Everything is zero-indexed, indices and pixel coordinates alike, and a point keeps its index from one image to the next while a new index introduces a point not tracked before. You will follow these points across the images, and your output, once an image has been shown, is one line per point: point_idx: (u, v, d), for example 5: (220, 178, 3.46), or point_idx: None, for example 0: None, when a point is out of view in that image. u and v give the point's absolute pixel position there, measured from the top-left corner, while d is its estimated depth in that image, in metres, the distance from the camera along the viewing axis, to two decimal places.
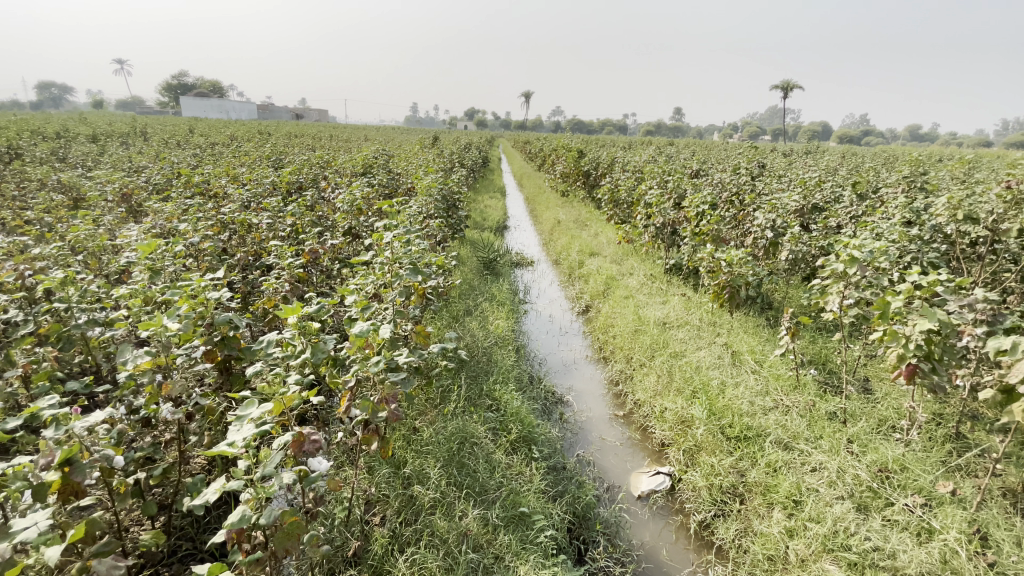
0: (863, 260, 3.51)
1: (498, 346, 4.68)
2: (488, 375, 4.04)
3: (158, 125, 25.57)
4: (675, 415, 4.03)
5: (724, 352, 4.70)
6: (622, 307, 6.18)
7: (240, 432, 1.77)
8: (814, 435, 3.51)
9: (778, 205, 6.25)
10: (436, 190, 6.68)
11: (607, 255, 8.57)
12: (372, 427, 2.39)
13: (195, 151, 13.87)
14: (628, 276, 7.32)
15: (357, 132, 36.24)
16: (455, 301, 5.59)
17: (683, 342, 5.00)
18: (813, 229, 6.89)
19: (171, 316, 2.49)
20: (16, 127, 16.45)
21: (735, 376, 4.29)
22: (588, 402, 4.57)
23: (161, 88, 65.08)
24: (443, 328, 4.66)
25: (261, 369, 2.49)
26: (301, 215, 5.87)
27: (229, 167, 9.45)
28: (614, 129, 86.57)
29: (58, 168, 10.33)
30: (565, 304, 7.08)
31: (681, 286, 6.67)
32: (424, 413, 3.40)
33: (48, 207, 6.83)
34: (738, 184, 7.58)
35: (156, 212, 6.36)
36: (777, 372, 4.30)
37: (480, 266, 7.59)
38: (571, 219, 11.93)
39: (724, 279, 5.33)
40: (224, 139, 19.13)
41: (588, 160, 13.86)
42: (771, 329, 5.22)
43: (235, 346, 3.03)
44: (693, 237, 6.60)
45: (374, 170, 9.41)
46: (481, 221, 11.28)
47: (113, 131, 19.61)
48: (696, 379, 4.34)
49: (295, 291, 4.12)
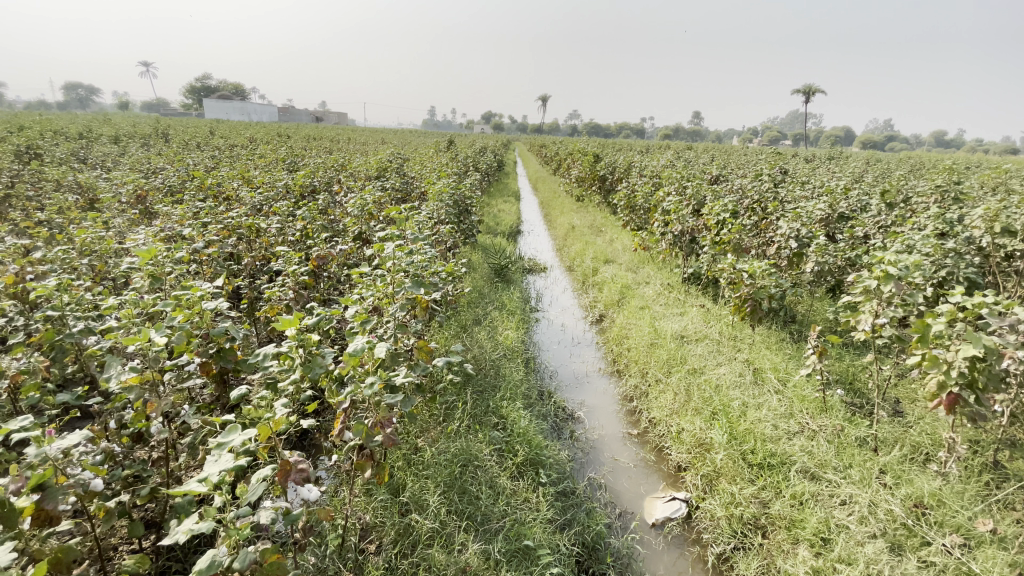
0: (900, 277, 3.23)
1: (506, 358, 4.50)
2: (495, 391, 3.86)
3: (179, 127, 25.99)
4: (693, 437, 3.80)
5: (745, 370, 4.46)
6: (637, 318, 5.96)
7: (218, 462, 1.64)
8: (844, 464, 3.26)
9: (802, 214, 5.97)
10: (446, 196, 6.54)
11: (622, 263, 8.35)
12: (366, 452, 2.23)
13: (212, 153, 14.05)
14: (644, 285, 7.09)
15: (374, 135, 36.49)
16: (463, 310, 5.43)
17: (702, 358, 4.76)
18: (839, 239, 6.58)
19: (159, 330, 2.38)
20: (41, 129, 16.79)
21: (757, 397, 4.04)
22: (600, 419, 4.37)
23: (185, 91, 66.51)
24: (450, 339, 4.50)
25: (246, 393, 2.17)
26: (310, 219, 5.77)
27: (243, 170, 9.45)
28: (631, 133, 85.97)
29: (78, 169, 10.45)
30: (577, 313, 6.88)
31: (699, 297, 6.42)
32: (426, 431, 3.24)
33: (62, 209, 6.86)
34: (760, 192, 7.31)
35: (168, 215, 6.33)
36: (802, 393, 4.06)
37: (491, 273, 7.43)
38: (585, 224, 11.72)
39: (745, 292, 5.07)
40: (243, 142, 19.40)
41: (603, 164, 13.64)
42: (795, 345, 4.96)
43: (230, 359, 2.92)
44: (713, 246, 6.36)
45: (387, 174, 9.33)
46: (494, 226, 11.14)
47: (135, 133, 19.97)
48: (716, 398, 4.11)
49: (299, 300, 4.00)
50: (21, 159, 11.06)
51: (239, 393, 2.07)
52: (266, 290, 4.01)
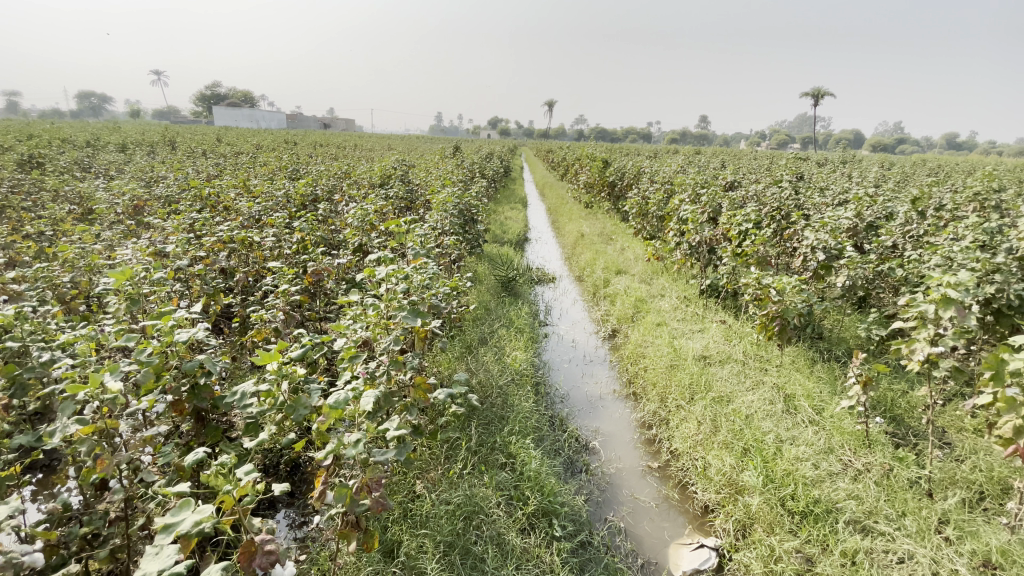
0: (961, 301, 2.98)
1: (515, 383, 4.15)
2: (502, 423, 3.52)
3: (188, 134, 26.02)
4: (721, 475, 3.43)
5: (776, 398, 4.08)
6: (653, 335, 5.59)
7: (158, 560, 1.34)
8: (896, 512, 2.89)
9: (831, 224, 5.57)
10: (451, 205, 6.20)
11: (635, 274, 7.97)
12: (351, 519, 1.90)
13: (217, 160, 13.92)
14: (659, 299, 6.70)
15: (380, 141, 36.55)
16: (468, 328, 5.08)
17: (726, 382, 4.37)
18: (868, 250, 6.17)
19: (114, 372, 2.05)
20: (49, 137, 16.82)
21: (791, 430, 3.67)
22: (616, 449, 4.01)
23: (195, 99, 67.13)
24: (454, 364, 4.17)
25: (202, 459, 1.86)
26: (308, 231, 5.48)
27: (244, 178, 9.21)
28: (638, 137, 85.64)
29: (79, 178, 10.29)
30: (588, 327, 6.53)
31: (719, 312, 6.03)
32: (426, 473, 2.91)
33: (54, 221, 6.63)
34: (781, 199, 6.92)
35: (162, 228, 6.07)
36: (841, 425, 3.69)
37: (497, 285, 7.09)
38: (595, 232, 11.36)
39: (773, 310, 4.67)
40: (248, 148, 19.29)
41: (613, 170, 13.28)
42: (827, 368, 4.57)
43: (206, 398, 2.60)
44: (734, 258, 5.97)
45: (391, 181, 9.06)
46: (501, 234, 10.83)
47: (144, 141, 19.98)
48: (745, 430, 3.73)
49: (289, 322, 3.69)
50: (26, 168, 10.96)
51: (196, 456, 1.83)
52: (254, 312, 3.71)
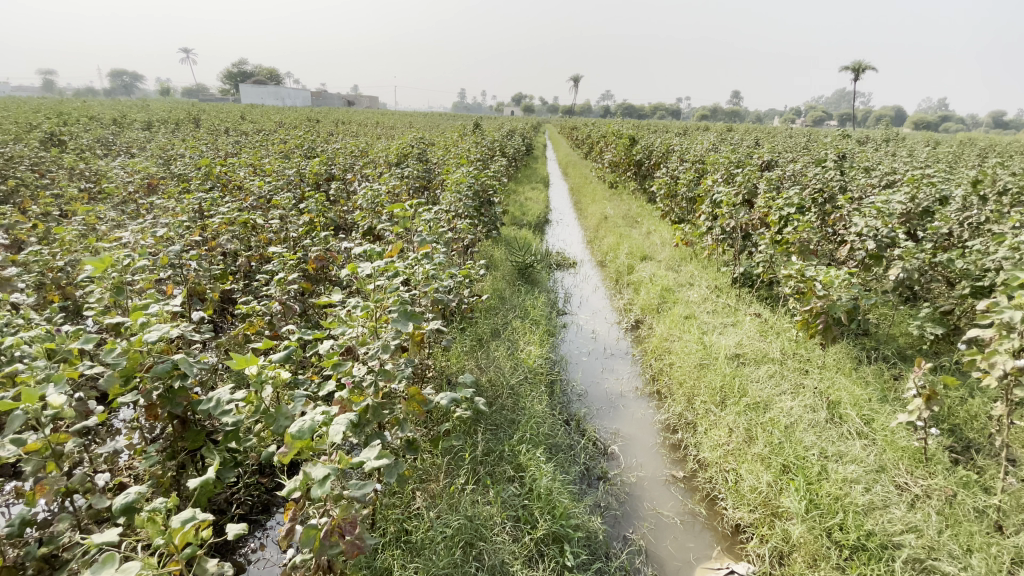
0: None
1: (528, 381, 3.84)
2: (512, 428, 3.22)
3: (213, 112, 26.09)
4: (756, 493, 3.07)
5: (819, 405, 3.67)
6: (680, 328, 5.19)
7: None
8: (961, 549, 2.51)
9: (884, 209, 5.01)
10: (465, 187, 5.84)
11: (661, 260, 7.49)
12: (323, 563, 1.64)
13: (237, 139, 13.79)
14: (688, 288, 6.25)
15: (402, 118, 36.16)
16: (480, 319, 4.77)
17: (762, 385, 3.95)
18: (923, 237, 5.58)
19: (58, 385, 1.83)
20: (77, 114, 17.00)
21: (837, 444, 3.27)
22: (637, 455, 3.67)
23: (222, 78, 67.67)
24: (464, 360, 3.87)
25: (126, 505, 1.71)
26: (315, 213, 5.20)
27: (258, 157, 8.99)
28: (666, 115, 83.00)
29: (99, 156, 10.26)
30: (609, 317, 6.17)
31: (753, 304, 5.57)
32: (425, 487, 2.64)
33: (66, 201, 6.52)
34: (825, 180, 6.32)
35: (169, 209, 5.89)
36: (894, 440, 3.28)
37: (514, 271, 6.75)
38: (619, 214, 10.85)
39: (817, 306, 4.20)
40: (270, 126, 19.18)
41: (640, 148, 12.66)
42: (875, 371, 4.12)
43: (182, 402, 2.38)
44: (772, 245, 5.46)
45: (407, 160, 8.72)
46: (521, 216, 10.43)
47: (169, 118, 20.02)
48: (784, 443, 3.34)
49: (286, 315, 3.44)
50: (50, 147, 11.01)
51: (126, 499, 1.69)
52: (248, 303, 3.47)
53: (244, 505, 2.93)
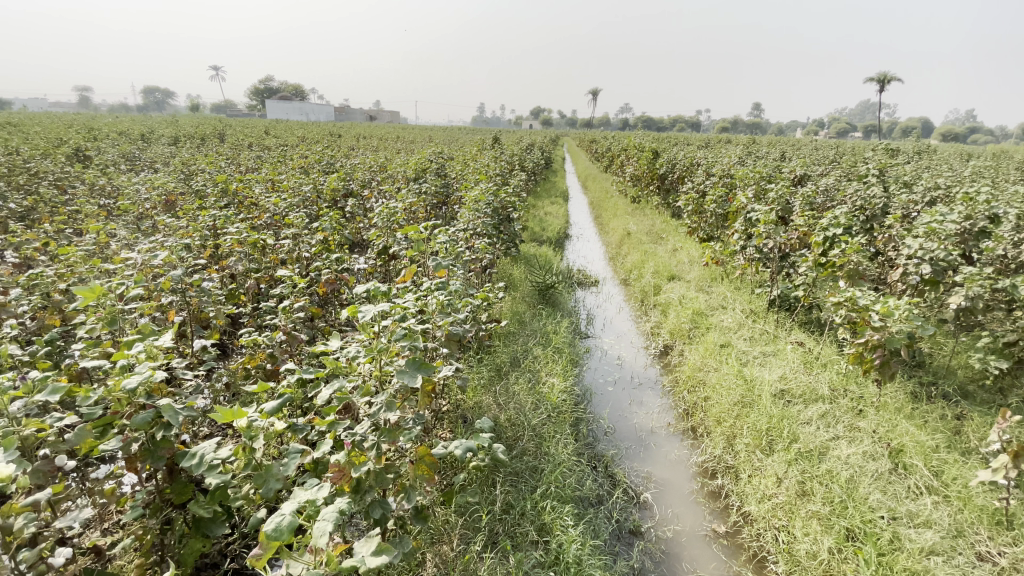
0: None
1: (551, 420, 3.51)
2: (535, 479, 2.90)
3: (238, 127, 26.53)
4: (816, 561, 2.67)
5: (879, 453, 3.26)
6: (715, 358, 4.80)
7: None
8: None
9: (941, 230, 4.56)
10: (483, 204, 5.57)
11: (690, 280, 7.11)
12: None
13: (258, 154, 13.82)
14: (721, 312, 5.85)
15: (422, 132, 36.39)
16: (499, 347, 4.46)
17: (813, 428, 3.54)
18: (981, 259, 5.10)
19: (6, 453, 1.66)
20: (107, 130, 17.35)
21: (906, 504, 2.86)
22: (673, 504, 3.29)
23: (250, 94, 69.55)
24: (482, 397, 3.56)
25: None
26: (329, 232, 4.98)
27: (276, 172, 8.88)
28: (686, 127, 82.46)
29: (121, 172, 10.31)
30: (635, 341, 5.81)
31: (794, 331, 5.14)
32: (437, 553, 2.33)
33: (82, 218, 6.45)
34: (868, 196, 5.88)
35: (182, 227, 5.74)
36: (974, 501, 2.84)
37: (534, 292, 6.44)
38: (642, 230, 10.47)
39: (873, 339, 3.77)
40: (292, 141, 19.37)
41: (663, 162, 12.29)
42: (937, 414, 3.68)
43: (165, 456, 2.12)
44: (815, 268, 5.04)
45: (425, 175, 8.52)
46: (541, 232, 10.15)
47: (195, 133, 20.35)
48: (846, 502, 2.93)
49: (290, 346, 3.19)
50: (75, 163, 11.14)
51: None
52: (250, 334, 3.22)
53: (239, 558, 2.65)
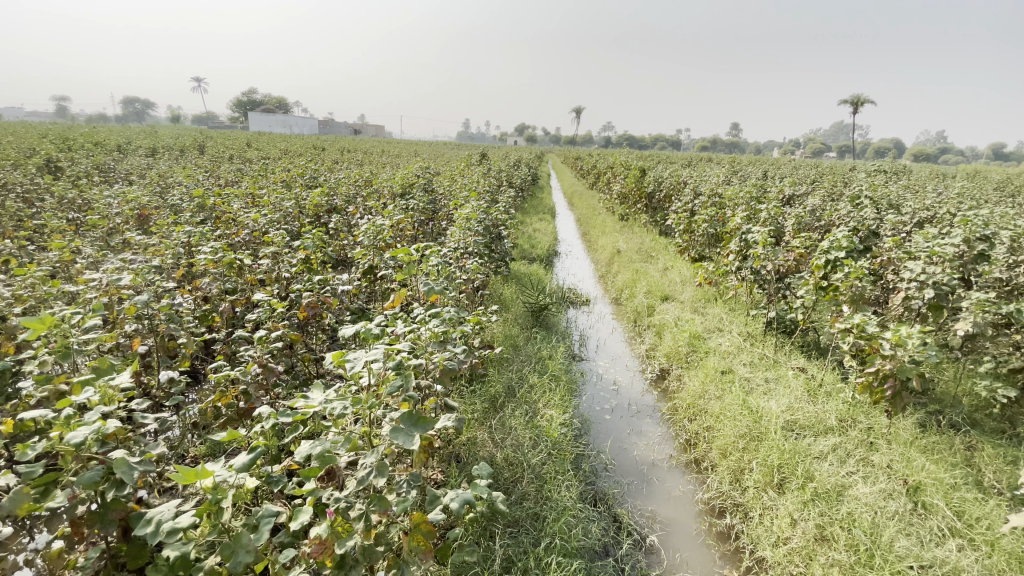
0: None
1: (551, 457, 3.26)
2: (536, 530, 2.65)
3: (220, 138, 26.01)
4: None
5: (897, 491, 3.09)
6: (716, 384, 4.61)
7: None
8: None
9: (944, 255, 4.47)
10: (474, 223, 5.35)
11: (684, 300, 6.97)
12: None
13: (239, 167, 13.42)
14: (718, 335, 5.70)
15: (407, 147, 36.25)
16: (492, 375, 4.21)
17: (827, 464, 3.36)
18: (979, 283, 5.04)
19: None
20: (81, 140, 16.75)
21: (932, 551, 2.68)
22: (682, 547, 3.06)
23: (233, 106, 68.83)
24: (477, 433, 3.30)
25: None
26: (311, 250, 4.69)
27: (257, 186, 8.55)
28: (668, 146, 84.03)
29: (93, 184, 9.85)
30: (630, 365, 5.61)
31: (794, 356, 5.00)
32: None
33: (45, 233, 6.04)
34: (862, 218, 5.82)
35: (153, 244, 5.39)
36: (1003, 546, 2.67)
37: (526, 313, 6.22)
38: (632, 248, 10.36)
39: (884, 369, 3.62)
40: (275, 154, 18.98)
41: (651, 180, 12.26)
42: (949, 448, 3.54)
43: (117, 518, 1.82)
44: (815, 292, 4.92)
45: (412, 190, 8.29)
46: (529, 249, 9.96)
47: (174, 144, 19.82)
48: (872, 550, 2.73)
49: (267, 380, 2.89)
50: (45, 174, 10.63)
51: None
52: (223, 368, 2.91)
53: None
